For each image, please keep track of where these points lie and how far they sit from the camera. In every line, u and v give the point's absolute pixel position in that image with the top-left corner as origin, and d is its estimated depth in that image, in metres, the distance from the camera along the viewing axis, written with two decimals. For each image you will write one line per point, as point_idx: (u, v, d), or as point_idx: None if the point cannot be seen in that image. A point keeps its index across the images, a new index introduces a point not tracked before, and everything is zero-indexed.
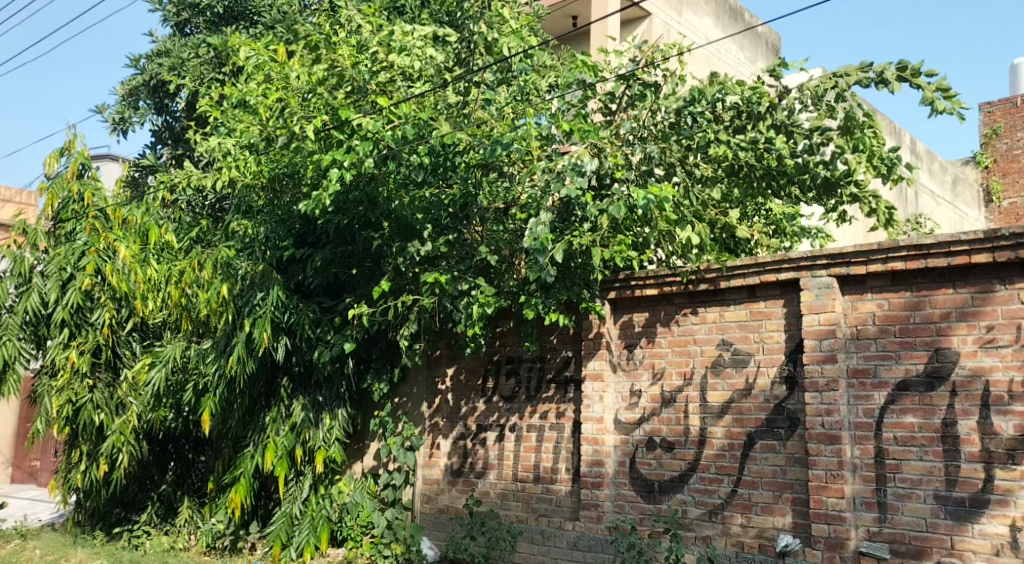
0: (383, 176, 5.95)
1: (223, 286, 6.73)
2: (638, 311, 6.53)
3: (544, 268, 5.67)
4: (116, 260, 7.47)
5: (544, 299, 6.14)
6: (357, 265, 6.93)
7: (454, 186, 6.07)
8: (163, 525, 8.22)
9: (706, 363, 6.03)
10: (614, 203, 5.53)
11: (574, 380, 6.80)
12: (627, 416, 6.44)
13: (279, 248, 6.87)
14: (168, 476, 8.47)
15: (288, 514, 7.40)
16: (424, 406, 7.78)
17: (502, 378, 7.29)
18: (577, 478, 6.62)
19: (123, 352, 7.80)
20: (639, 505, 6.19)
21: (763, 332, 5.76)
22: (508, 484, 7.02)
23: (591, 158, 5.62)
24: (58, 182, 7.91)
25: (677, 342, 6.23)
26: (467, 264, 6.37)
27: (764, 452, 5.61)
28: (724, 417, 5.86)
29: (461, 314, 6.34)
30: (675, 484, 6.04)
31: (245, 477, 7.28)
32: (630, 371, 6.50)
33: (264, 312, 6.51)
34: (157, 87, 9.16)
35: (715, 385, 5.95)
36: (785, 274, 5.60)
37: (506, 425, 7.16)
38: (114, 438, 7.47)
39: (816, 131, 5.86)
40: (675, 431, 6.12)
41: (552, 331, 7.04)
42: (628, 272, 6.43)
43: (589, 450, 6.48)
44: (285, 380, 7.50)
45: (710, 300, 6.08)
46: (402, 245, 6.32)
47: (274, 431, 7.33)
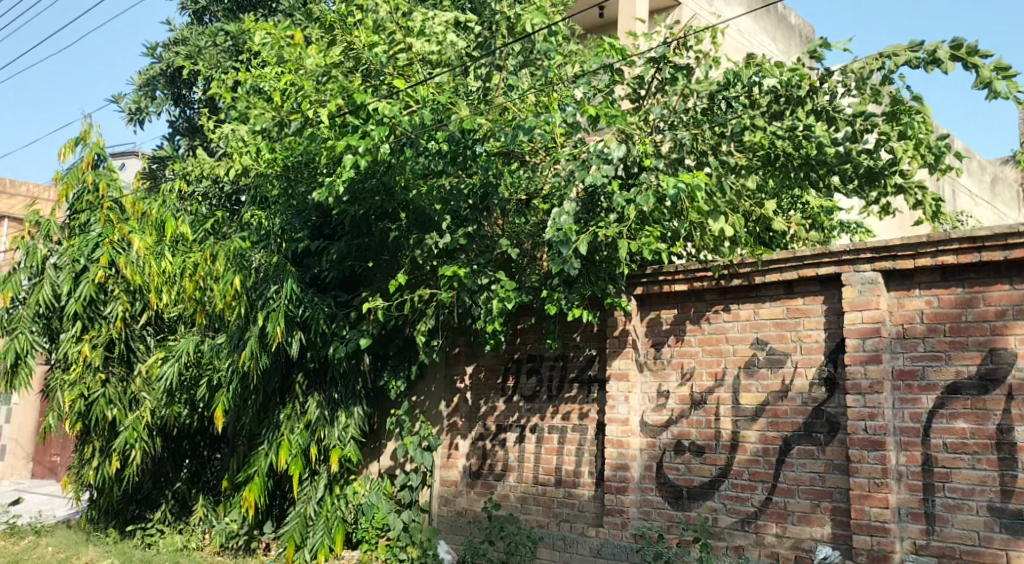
0: (400, 165, 5.72)
1: (235, 279, 6.52)
2: (666, 308, 6.21)
3: (568, 261, 5.32)
4: (130, 252, 7.34)
5: (567, 295, 5.87)
6: (374, 257, 6.73)
7: (473, 177, 5.90)
8: (177, 523, 8.05)
9: (738, 363, 5.71)
10: (642, 192, 5.23)
11: (598, 380, 6.50)
12: (654, 418, 6.13)
13: (294, 240, 6.67)
14: (183, 473, 8.29)
15: (303, 515, 7.15)
16: (442, 405, 7.52)
17: (523, 376, 7.02)
18: (600, 482, 6.32)
19: (137, 347, 7.68)
20: (667, 512, 5.88)
21: (800, 331, 5.42)
22: (529, 487, 6.74)
23: (618, 144, 5.33)
24: (73, 173, 7.70)
25: (708, 341, 5.91)
26: (487, 257, 6.09)
27: (801, 458, 5.28)
28: (758, 420, 5.54)
29: (480, 309, 6.08)
30: (705, 491, 5.72)
31: (259, 476, 7.08)
32: (657, 370, 6.19)
33: (278, 306, 6.31)
34: (174, 76, 9.05)
35: (749, 387, 5.63)
36: (825, 269, 5.26)
37: (527, 426, 6.88)
38: (126, 434, 7.33)
39: (860, 117, 5.43)
40: (705, 434, 5.80)
41: (575, 328, 6.74)
42: (656, 267, 6.09)
43: (614, 453, 6.18)
44: (299, 376, 7.26)
45: (744, 296, 5.75)
46: (419, 237, 6.19)
47: (288, 429, 7.11)
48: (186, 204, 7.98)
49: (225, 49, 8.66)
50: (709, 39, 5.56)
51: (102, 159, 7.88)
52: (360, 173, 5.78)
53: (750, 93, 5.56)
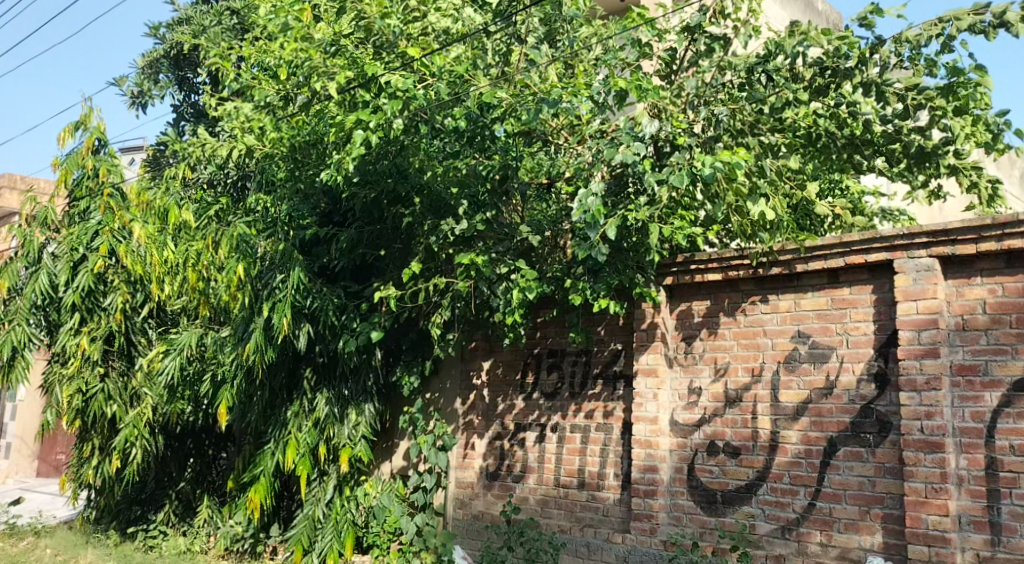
0: (413, 146, 5.43)
1: (238, 266, 6.12)
2: (698, 299, 5.80)
3: (595, 247, 4.95)
4: (131, 240, 7.04)
5: (593, 285, 5.48)
6: (386, 245, 6.37)
7: (493, 157, 5.44)
8: (180, 525, 7.71)
9: (778, 358, 5.30)
10: (675, 171, 4.86)
11: (624, 376, 6.11)
12: (684, 417, 5.74)
13: (302, 227, 6.36)
14: (187, 473, 7.95)
15: (310, 517, 6.79)
16: (458, 402, 7.14)
17: (544, 372, 6.63)
18: (627, 486, 5.92)
19: (138, 340, 7.34)
20: (699, 518, 5.48)
21: (847, 323, 5.01)
22: (550, 490, 6.35)
23: (649, 120, 4.96)
24: (73, 158, 7.37)
25: (744, 334, 5.49)
26: (507, 245, 5.76)
27: (848, 460, 4.87)
28: (800, 419, 5.12)
29: (499, 300, 5.77)
30: (741, 495, 5.31)
31: (265, 476, 6.72)
32: (688, 366, 5.79)
33: (285, 296, 5.95)
34: (178, 57, 8.78)
35: (789, 384, 5.21)
36: (875, 255, 4.84)
37: (547, 425, 6.49)
38: (126, 431, 7.04)
39: (912, 91, 5.01)
40: (741, 434, 5.39)
41: (600, 321, 6.35)
42: (687, 255, 5.68)
43: (641, 454, 5.79)
44: (308, 371, 6.90)
45: (784, 287, 5.33)
46: (435, 223, 5.80)
47: (296, 427, 6.73)
48: (190, 189, 7.61)
49: (229, 28, 8.33)
50: (748, 8, 5.19)
51: (102, 144, 7.55)
52: (372, 150, 5.42)
53: (792, 65, 5.16)
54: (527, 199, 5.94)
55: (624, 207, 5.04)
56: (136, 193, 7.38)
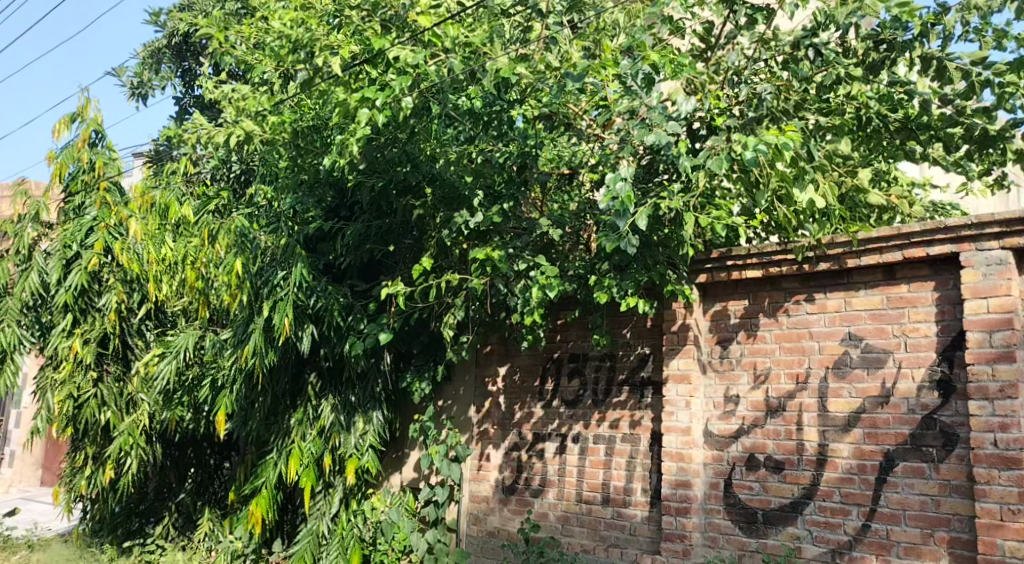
0: (425, 130, 5.05)
1: (236, 261, 5.73)
2: (734, 298, 5.30)
3: (623, 238, 4.50)
4: (127, 236, 6.70)
5: (620, 281, 5.01)
6: (395, 240, 5.91)
7: (510, 144, 5.13)
8: (179, 539, 7.34)
9: (826, 363, 4.79)
10: (712, 155, 4.42)
11: (652, 383, 5.63)
12: (720, 427, 5.24)
13: (307, 222, 5.93)
14: (187, 485, 7.56)
15: (314, 533, 6.36)
16: (472, 411, 6.64)
17: (564, 378, 6.15)
18: (656, 502, 5.43)
19: (134, 343, 6.98)
20: (737, 539, 4.98)
21: (905, 324, 4.50)
22: (571, 505, 5.87)
23: (687, 97, 4.43)
24: (68, 151, 7.00)
25: (787, 336, 4.99)
26: (525, 240, 5.37)
27: (908, 477, 4.36)
28: (851, 431, 4.62)
29: (517, 299, 5.35)
30: (785, 515, 4.80)
31: (267, 488, 6.29)
32: (724, 372, 5.29)
33: (287, 295, 5.53)
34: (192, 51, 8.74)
35: (839, 391, 4.71)
36: (938, 248, 4.32)
37: (568, 435, 6.01)
38: (121, 440, 6.63)
39: (980, 67, 4.45)
40: (785, 447, 4.89)
41: (625, 323, 5.87)
42: (723, 249, 5.18)
43: (673, 468, 5.29)
44: (313, 376, 6.46)
45: (832, 284, 4.83)
46: (447, 216, 5.35)
47: (300, 435, 6.32)
48: (191, 183, 7.19)
49: (233, 14, 7.95)
50: None
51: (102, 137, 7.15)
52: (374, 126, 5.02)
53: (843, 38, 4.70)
54: (545, 189, 5.51)
55: (656, 194, 4.58)
56: (141, 192, 6.95)
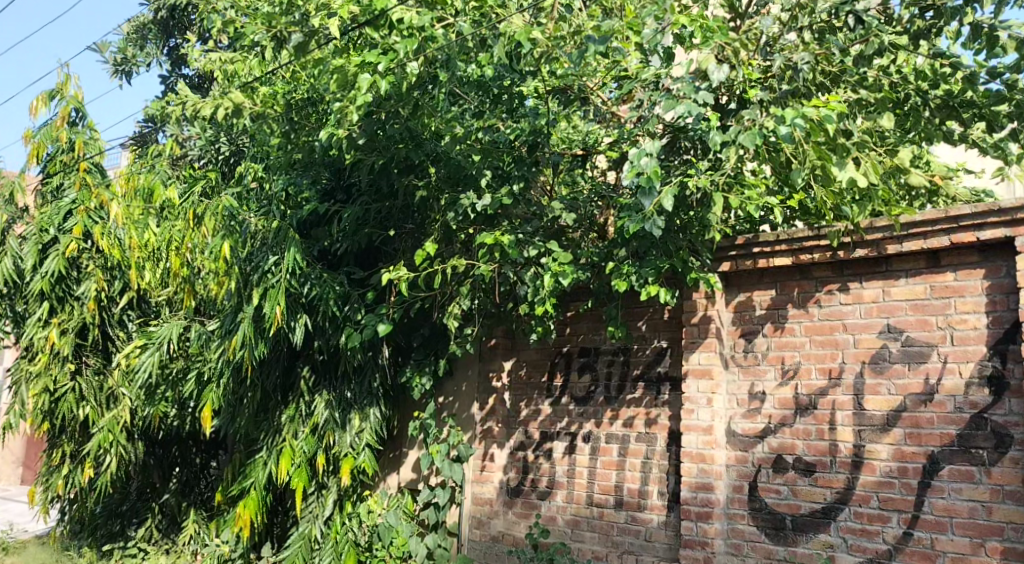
0: (429, 104, 4.67)
1: (223, 244, 5.35)
2: (760, 289, 4.93)
3: (647, 218, 4.13)
4: (108, 220, 6.35)
5: (639, 269, 4.66)
6: (395, 225, 5.53)
7: (521, 121, 4.83)
8: (163, 542, 6.96)
9: (861, 357, 4.44)
10: (745, 131, 4.06)
11: (670, 378, 5.27)
12: (744, 426, 4.87)
13: (301, 205, 5.47)
14: (172, 485, 7.17)
15: (306, 537, 5.98)
16: (475, 408, 6.23)
17: (574, 374, 5.78)
18: (674, 506, 5.07)
19: (115, 333, 6.58)
20: (763, 547, 4.62)
21: (951, 316, 4.15)
22: (581, 509, 5.50)
23: (718, 66, 3.96)
24: (46, 130, 6.59)
25: (819, 329, 4.63)
26: (535, 224, 5.03)
27: (955, 482, 4.01)
28: (891, 431, 4.26)
29: (527, 287, 5.03)
30: (817, 522, 4.45)
31: (256, 490, 5.90)
32: (749, 367, 4.92)
33: (278, 282, 5.16)
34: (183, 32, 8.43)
35: (877, 388, 4.35)
36: (991, 232, 3.95)
37: (578, 434, 5.65)
38: (101, 437, 6.25)
39: None
40: (816, 448, 4.52)
41: (640, 315, 5.50)
42: (749, 235, 4.81)
43: (693, 470, 4.93)
44: (305, 370, 6.07)
45: (869, 272, 4.48)
46: (453, 197, 4.99)
47: (292, 433, 5.95)
48: (177, 166, 6.80)
49: None
50: None
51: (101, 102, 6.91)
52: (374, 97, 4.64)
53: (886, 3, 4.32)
54: (556, 169, 5.15)
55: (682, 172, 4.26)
56: (125, 180, 6.50)
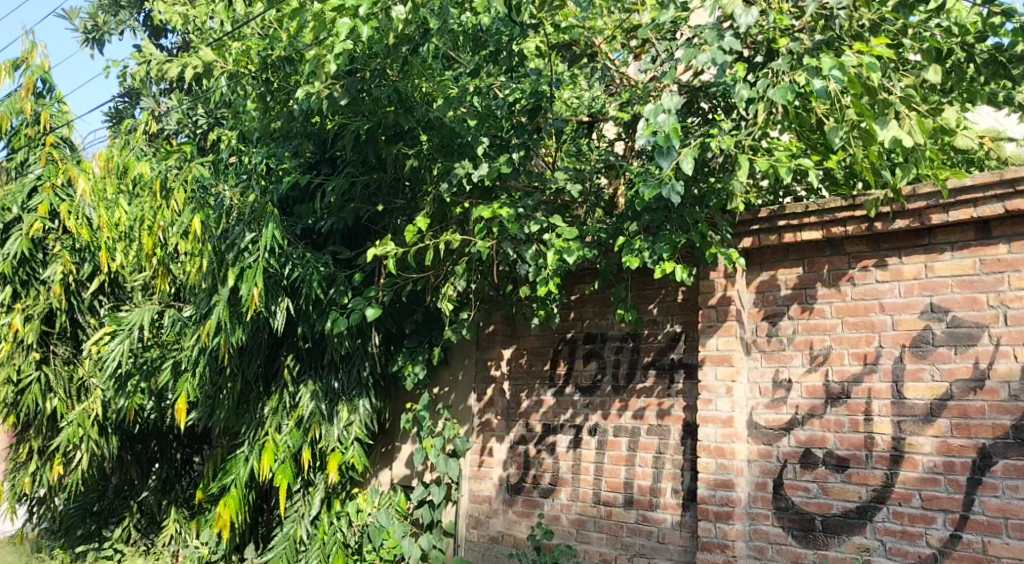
0: (420, 61, 4.23)
1: (193, 219, 4.85)
2: (785, 267, 4.47)
3: (664, 183, 3.68)
4: (76, 198, 5.91)
5: (653, 244, 4.22)
6: (385, 200, 5.08)
7: (522, 82, 4.49)
8: (140, 543, 6.58)
9: (901, 340, 3.99)
10: (774, 85, 3.63)
11: (684, 366, 4.83)
12: (768, 418, 4.42)
13: (282, 178, 5.02)
14: (151, 482, 6.74)
15: (291, 538, 5.56)
16: (472, 398, 5.80)
17: (579, 361, 5.34)
18: (690, 505, 4.63)
19: (85, 319, 6.14)
20: (790, 551, 4.19)
21: (1004, 293, 3.70)
22: (587, 508, 5.07)
23: (745, 9, 3.51)
24: (10, 103, 6.21)
25: (852, 310, 4.18)
26: (536, 197, 4.60)
27: (1010, 478, 3.57)
28: (936, 422, 3.82)
29: (528, 266, 4.60)
30: (850, 522, 4.01)
31: (236, 488, 5.47)
32: (772, 353, 4.47)
33: (255, 261, 4.72)
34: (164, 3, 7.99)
35: (919, 374, 3.91)
36: None
37: (584, 426, 5.21)
38: (70, 431, 5.83)
39: None
40: (850, 441, 4.08)
41: (651, 298, 5.04)
42: (773, 207, 4.36)
43: (711, 466, 4.49)
44: (289, 358, 5.63)
45: (910, 247, 4.03)
46: (447, 167, 4.55)
47: (275, 427, 5.53)
48: (152, 141, 6.37)
49: None
50: None
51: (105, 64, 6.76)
52: (359, 52, 4.19)
53: None
54: (559, 136, 4.71)
55: (703, 132, 3.84)
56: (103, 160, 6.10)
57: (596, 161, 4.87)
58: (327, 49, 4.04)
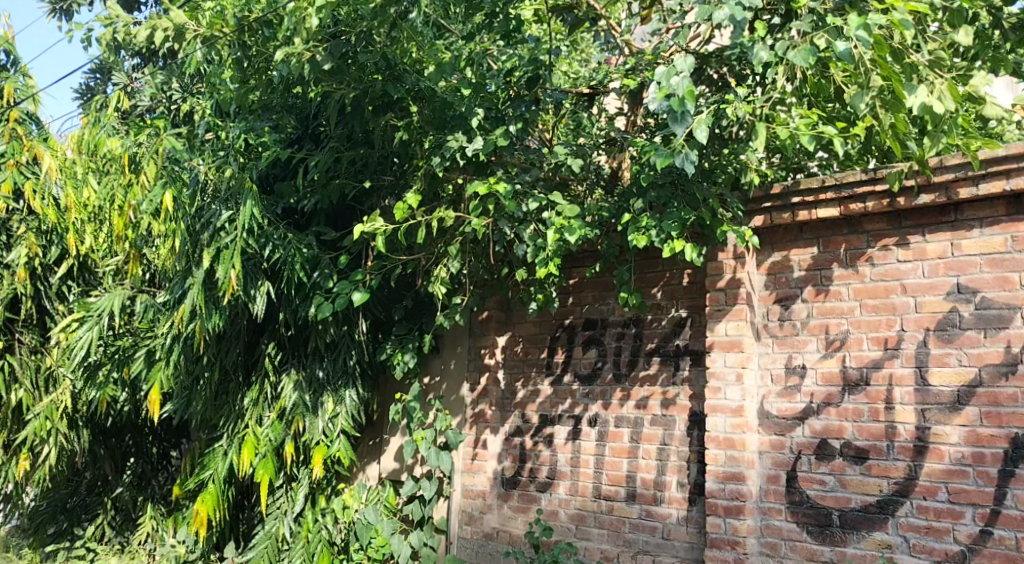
0: (410, 24, 3.93)
1: (165, 195, 4.63)
2: (799, 247, 4.21)
3: (677, 152, 3.41)
4: (41, 176, 5.55)
5: (660, 222, 3.94)
6: (372, 177, 4.78)
7: (519, 49, 4.21)
8: (115, 542, 6.26)
9: (924, 324, 3.74)
10: (795, 47, 3.36)
11: (690, 352, 4.56)
12: (780, 407, 4.16)
13: (261, 154, 4.70)
14: (125, 477, 6.43)
15: (274, 536, 5.26)
16: (464, 388, 5.51)
17: (577, 349, 5.06)
18: (697, 499, 4.37)
19: (52, 305, 5.78)
20: (806, 547, 3.94)
21: None
22: (587, 502, 4.80)
23: None
24: None
25: (872, 292, 3.92)
26: (534, 174, 4.32)
27: None
28: (963, 411, 3.58)
29: (526, 247, 4.31)
30: (871, 517, 3.76)
31: (214, 483, 5.14)
32: (785, 338, 4.21)
33: (233, 241, 4.40)
34: None
35: (945, 359, 3.66)
36: None
37: (584, 417, 4.94)
38: (36, 424, 5.49)
39: None
40: (870, 431, 3.83)
41: (654, 281, 4.77)
42: (787, 183, 4.10)
43: (720, 458, 4.21)
44: (270, 346, 5.31)
45: (934, 225, 3.77)
46: (439, 140, 4.26)
47: (256, 419, 5.22)
48: (127, 118, 6.03)
49: None
50: None
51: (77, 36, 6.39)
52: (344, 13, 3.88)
53: None
54: (558, 108, 4.45)
55: (717, 99, 3.62)
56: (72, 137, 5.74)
57: (597, 136, 4.60)
58: (309, 4, 3.74)
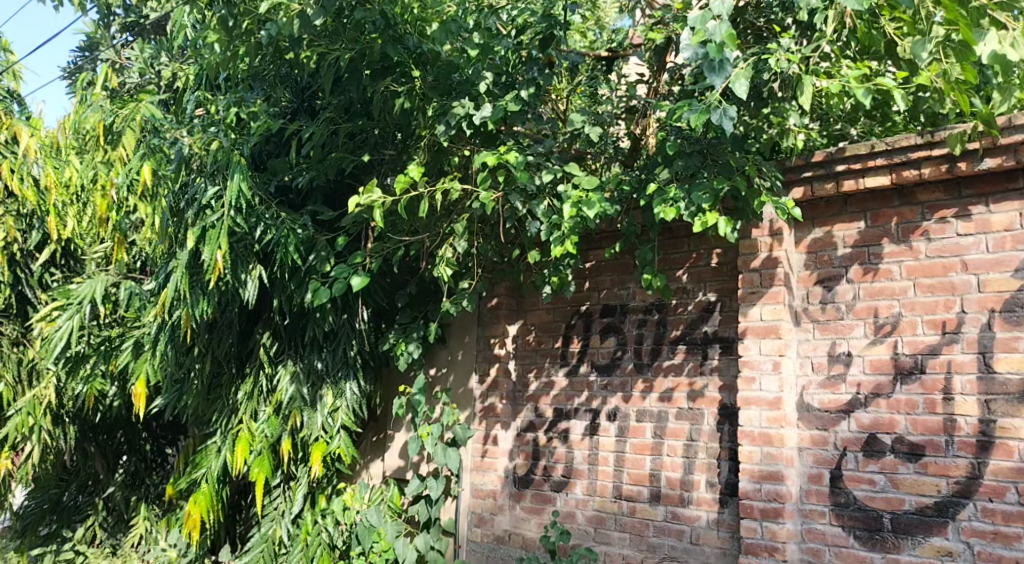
0: None
1: (142, 166, 4.25)
2: (842, 221, 3.80)
3: (712, 109, 3.04)
4: (20, 155, 5.24)
5: (689, 193, 3.53)
6: (372, 151, 4.40)
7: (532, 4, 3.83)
8: (106, 544, 5.92)
9: (989, 305, 3.33)
10: None
11: (720, 340, 4.16)
12: (823, 399, 3.75)
13: (252, 126, 4.33)
14: (117, 476, 6.08)
15: (270, 539, 4.90)
16: (473, 380, 5.13)
17: (595, 337, 4.68)
18: (729, 501, 3.98)
19: (33, 293, 5.48)
20: (852, 554, 3.54)
21: None
22: (607, 503, 4.42)
23: None
24: None
25: (927, 270, 3.51)
26: (548, 143, 3.94)
27: None
28: None
29: (539, 224, 3.92)
30: (930, 521, 3.36)
31: (207, 483, 4.79)
32: (827, 323, 3.80)
33: (220, 220, 4.03)
34: None
35: (1012, 344, 3.25)
36: None
37: (602, 410, 4.55)
38: (17, 420, 5.16)
39: None
40: (926, 425, 3.42)
41: (680, 262, 4.38)
42: (829, 149, 3.70)
43: (755, 455, 3.81)
44: (265, 336, 4.94)
45: (1000, 193, 3.36)
46: (443, 106, 3.87)
47: (251, 414, 4.86)
48: (114, 96, 5.70)
49: None
50: None
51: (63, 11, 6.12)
52: None
53: None
54: (574, 73, 4.08)
55: (756, 50, 3.25)
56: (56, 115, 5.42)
57: (617, 104, 4.24)
58: None
